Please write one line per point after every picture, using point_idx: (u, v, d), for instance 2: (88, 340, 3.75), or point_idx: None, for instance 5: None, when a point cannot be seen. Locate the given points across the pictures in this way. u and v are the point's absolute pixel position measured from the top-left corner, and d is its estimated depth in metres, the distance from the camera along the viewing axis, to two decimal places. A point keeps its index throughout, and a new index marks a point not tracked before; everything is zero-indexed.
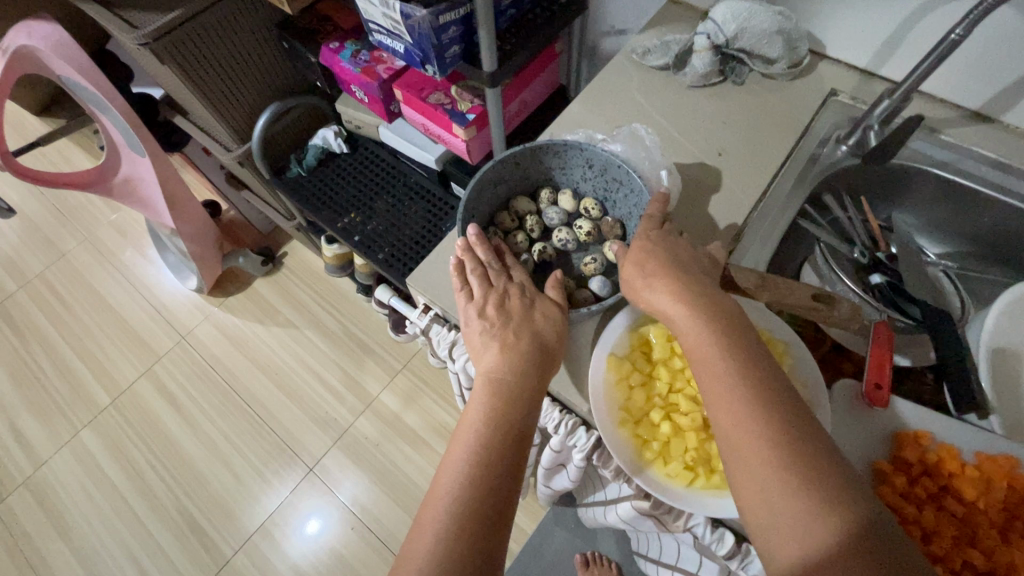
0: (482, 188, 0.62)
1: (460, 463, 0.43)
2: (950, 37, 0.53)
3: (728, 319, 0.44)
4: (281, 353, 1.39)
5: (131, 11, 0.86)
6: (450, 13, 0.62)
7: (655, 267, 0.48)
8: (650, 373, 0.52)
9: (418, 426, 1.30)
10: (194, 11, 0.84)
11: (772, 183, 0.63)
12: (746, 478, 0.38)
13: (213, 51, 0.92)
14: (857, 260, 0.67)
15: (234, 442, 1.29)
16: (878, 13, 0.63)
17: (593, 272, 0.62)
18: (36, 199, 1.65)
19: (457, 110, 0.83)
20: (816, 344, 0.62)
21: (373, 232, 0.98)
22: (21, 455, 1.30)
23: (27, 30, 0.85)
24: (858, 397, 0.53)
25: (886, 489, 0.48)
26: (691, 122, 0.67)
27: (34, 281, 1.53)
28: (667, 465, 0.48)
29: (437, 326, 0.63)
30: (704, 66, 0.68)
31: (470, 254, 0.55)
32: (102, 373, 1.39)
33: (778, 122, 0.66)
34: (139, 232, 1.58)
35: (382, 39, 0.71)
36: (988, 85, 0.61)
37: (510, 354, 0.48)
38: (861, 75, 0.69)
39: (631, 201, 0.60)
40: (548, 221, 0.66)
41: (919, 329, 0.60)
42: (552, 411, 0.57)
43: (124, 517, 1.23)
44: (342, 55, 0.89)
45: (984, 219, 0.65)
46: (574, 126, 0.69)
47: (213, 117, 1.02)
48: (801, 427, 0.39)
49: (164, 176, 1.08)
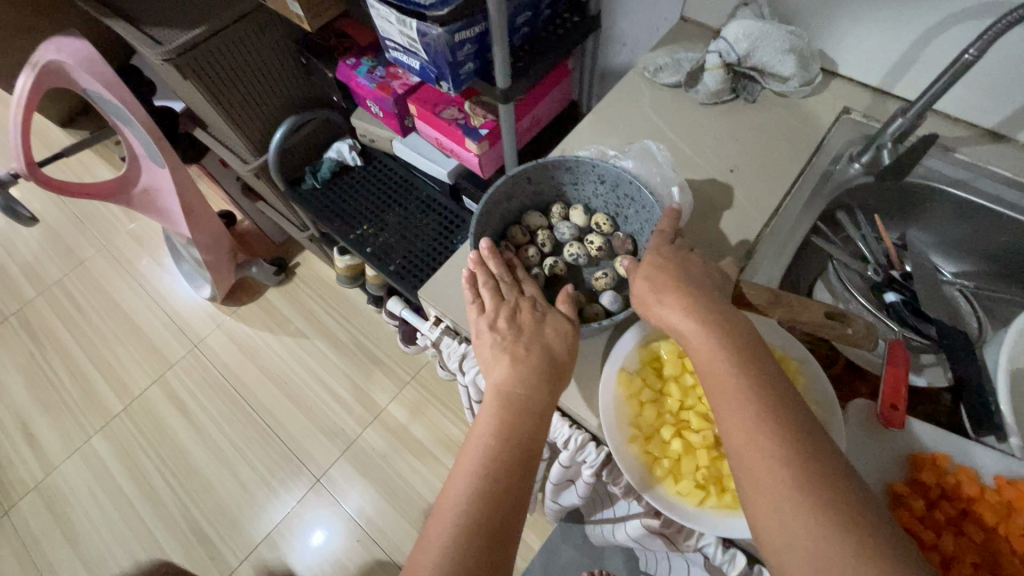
0: (495, 202, 0.62)
1: (469, 475, 0.43)
2: (964, 57, 0.52)
3: (741, 335, 0.44)
4: (290, 363, 1.40)
5: (157, 29, 0.89)
6: (466, 31, 0.64)
7: (666, 283, 0.48)
8: (661, 389, 0.52)
9: (425, 438, 1.29)
10: (216, 29, 0.87)
11: (785, 200, 0.63)
12: (760, 498, 0.37)
13: (234, 66, 0.95)
14: (870, 277, 0.67)
15: (242, 450, 1.30)
16: (891, 34, 0.63)
17: (604, 286, 0.62)
18: (57, 208, 1.69)
19: (470, 125, 0.84)
20: (829, 363, 0.61)
21: (384, 243, 0.99)
22: (33, 460, 1.31)
23: (56, 45, 0.88)
24: (873, 417, 0.52)
25: (904, 513, 0.47)
26: (702, 138, 0.68)
27: (53, 288, 1.56)
28: (678, 483, 0.47)
29: (447, 338, 0.64)
30: (716, 84, 0.68)
31: (482, 267, 0.55)
32: (114, 379, 1.41)
33: (790, 140, 0.66)
34: (156, 241, 1.61)
35: (399, 56, 0.72)
36: (1002, 104, 0.61)
37: (521, 366, 0.47)
38: (873, 94, 0.69)
39: (643, 216, 0.60)
40: (560, 236, 0.67)
41: (935, 347, 0.60)
42: (562, 426, 0.56)
43: (131, 524, 1.23)
44: (358, 70, 0.90)
45: (1002, 238, 0.65)
46: (586, 142, 0.69)
47: (232, 130, 1.04)
48: (815, 445, 0.38)
49: (182, 186, 1.10)
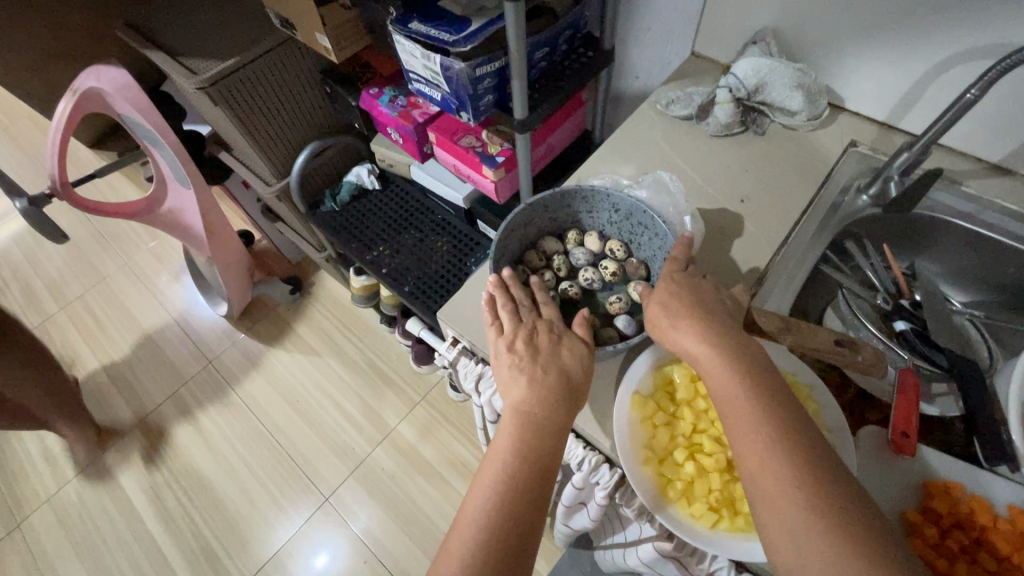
0: (514, 228, 0.65)
1: (488, 493, 0.45)
2: (966, 96, 0.55)
3: (752, 360, 0.45)
4: (303, 381, 1.42)
5: (193, 59, 0.94)
6: (487, 66, 0.67)
7: (679, 308, 0.49)
8: (674, 413, 0.53)
9: (435, 459, 1.30)
10: (247, 60, 0.92)
11: (795, 228, 0.65)
12: (775, 521, 0.38)
13: (262, 93, 0.99)
14: (879, 305, 0.68)
15: (252, 467, 1.31)
16: (896, 72, 0.66)
17: (618, 310, 0.64)
18: (83, 226, 1.75)
19: (487, 153, 0.87)
20: (841, 391, 0.62)
21: (400, 265, 1.02)
22: (47, 473, 1.33)
23: (96, 73, 0.93)
24: (885, 444, 0.53)
25: (918, 542, 0.48)
26: (713, 169, 0.70)
27: (74, 303, 1.60)
28: (691, 505, 0.48)
29: (464, 358, 0.66)
30: (726, 117, 0.71)
31: (501, 290, 0.57)
32: (130, 394, 1.44)
33: (798, 171, 0.69)
34: (176, 259, 1.66)
35: (421, 87, 0.75)
36: (1005, 138, 0.63)
37: (538, 387, 0.49)
38: (880, 127, 0.72)
39: (656, 243, 0.62)
40: (575, 261, 0.69)
41: (947, 377, 0.60)
42: (576, 447, 0.57)
43: (140, 539, 1.24)
44: (381, 99, 0.93)
45: (1009, 270, 0.65)
46: (601, 171, 0.72)
47: (257, 154, 1.08)
48: (827, 469, 0.39)
49: (206, 207, 1.14)
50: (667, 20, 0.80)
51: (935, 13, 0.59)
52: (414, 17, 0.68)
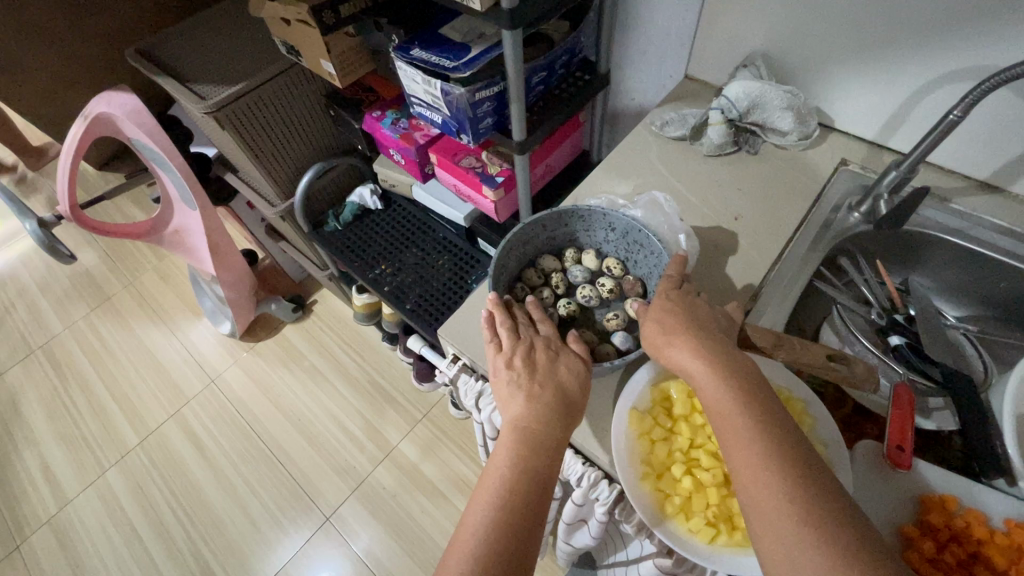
0: (512, 246, 0.66)
1: (487, 508, 0.45)
2: (949, 117, 0.56)
3: (746, 377, 0.46)
4: (304, 399, 1.42)
5: (201, 84, 0.97)
6: (485, 90, 0.70)
7: (675, 326, 0.50)
8: (671, 428, 0.53)
9: (436, 478, 1.29)
10: (253, 84, 0.95)
11: (788, 245, 0.66)
12: (770, 533, 0.39)
13: (268, 115, 1.02)
14: (874, 321, 0.69)
15: (253, 487, 1.30)
16: (882, 93, 0.68)
17: (615, 326, 0.65)
18: (89, 246, 1.77)
19: (487, 173, 0.89)
20: (837, 406, 0.62)
21: (402, 283, 1.03)
22: (48, 493, 1.33)
23: (106, 98, 0.95)
24: (881, 457, 0.53)
25: (914, 555, 0.48)
26: (708, 188, 0.72)
27: (79, 323, 1.61)
28: (689, 520, 0.48)
29: (465, 376, 0.67)
30: (719, 138, 0.73)
31: (500, 308, 0.58)
32: (132, 413, 1.44)
33: (790, 190, 0.70)
34: (181, 279, 1.68)
35: (421, 110, 0.78)
36: (993, 156, 0.65)
37: (536, 403, 0.49)
38: (869, 146, 0.73)
39: (652, 261, 0.64)
40: (572, 279, 0.70)
41: (943, 392, 0.60)
42: (575, 463, 0.57)
43: (139, 561, 1.23)
44: (383, 122, 0.95)
45: (1001, 285, 0.67)
46: (598, 191, 0.73)
47: (263, 176, 1.10)
48: (822, 483, 0.40)
49: (211, 228, 1.15)
50: (661, 44, 0.82)
51: (916, 38, 0.61)
52: (414, 44, 0.71)
